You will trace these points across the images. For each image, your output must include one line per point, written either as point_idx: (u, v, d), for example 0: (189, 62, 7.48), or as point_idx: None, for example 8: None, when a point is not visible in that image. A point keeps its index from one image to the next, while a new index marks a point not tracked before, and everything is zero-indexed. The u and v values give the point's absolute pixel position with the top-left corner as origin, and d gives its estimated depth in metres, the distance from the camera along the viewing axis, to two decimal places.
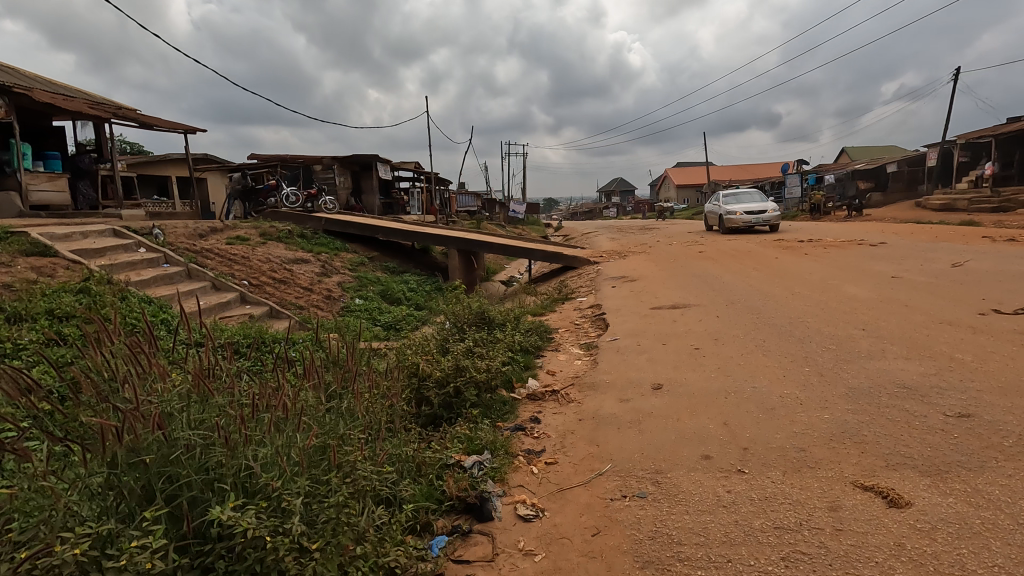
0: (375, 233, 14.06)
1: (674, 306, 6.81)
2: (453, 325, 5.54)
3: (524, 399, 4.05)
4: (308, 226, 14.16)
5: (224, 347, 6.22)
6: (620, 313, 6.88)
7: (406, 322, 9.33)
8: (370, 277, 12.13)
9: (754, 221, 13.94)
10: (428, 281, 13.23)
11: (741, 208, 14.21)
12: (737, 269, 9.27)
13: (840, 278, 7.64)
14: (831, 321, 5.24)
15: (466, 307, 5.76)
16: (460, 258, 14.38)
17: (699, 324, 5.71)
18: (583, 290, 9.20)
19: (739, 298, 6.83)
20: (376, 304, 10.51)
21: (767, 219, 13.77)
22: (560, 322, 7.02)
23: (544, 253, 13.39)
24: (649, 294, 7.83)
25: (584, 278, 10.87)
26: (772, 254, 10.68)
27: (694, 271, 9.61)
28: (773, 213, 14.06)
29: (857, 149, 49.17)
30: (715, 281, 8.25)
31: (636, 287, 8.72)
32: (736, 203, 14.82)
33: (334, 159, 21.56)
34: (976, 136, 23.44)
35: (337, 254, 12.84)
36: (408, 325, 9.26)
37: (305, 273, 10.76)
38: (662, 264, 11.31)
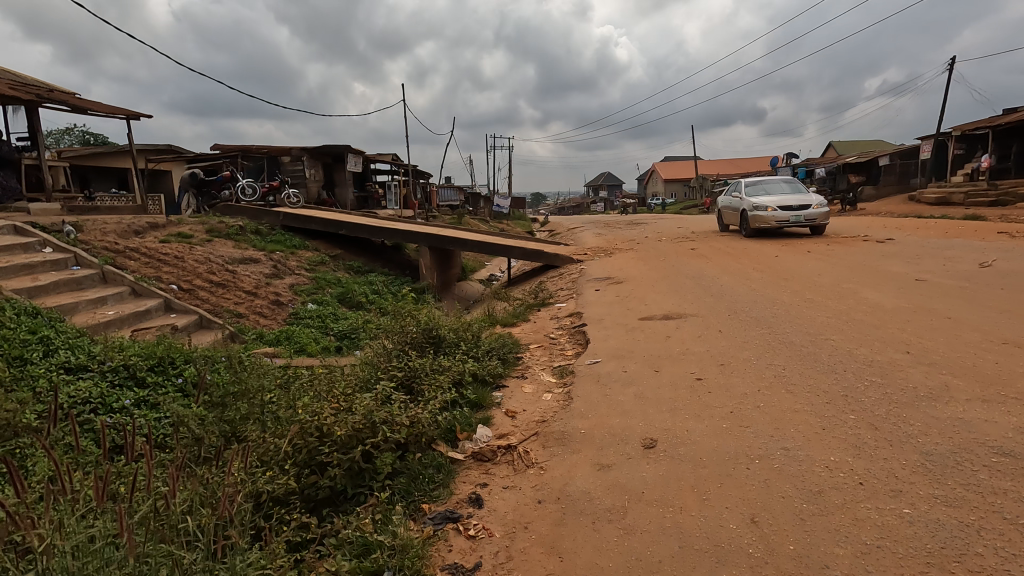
0: (339, 229, 12.85)
1: (668, 317, 5.74)
2: (388, 348, 4.45)
3: (467, 458, 2.99)
4: (265, 222, 12.94)
5: (118, 371, 5.07)
6: (604, 325, 5.81)
7: (359, 332, 8.19)
8: (329, 279, 10.97)
9: (790, 221, 11.02)
10: (396, 282, 12.10)
11: (774, 201, 11.35)
12: (736, 269, 8.26)
13: (856, 281, 6.64)
14: (865, 340, 4.21)
15: (411, 324, 4.66)
16: (432, 257, 13.22)
17: (700, 341, 4.66)
18: (562, 295, 8.13)
19: (744, 306, 5.80)
20: (332, 308, 9.39)
21: (807, 217, 10.90)
22: (532, 336, 5.93)
23: (524, 251, 12.30)
24: (637, 300, 6.78)
25: (564, 279, 9.81)
26: (769, 251, 9.74)
27: (687, 272, 8.59)
28: (817, 210, 11.11)
29: (845, 144, 48.82)
30: (712, 284, 7.23)
31: (623, 291, 7.64)
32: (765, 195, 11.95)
33: (304, 150, 20.23)
34: (971, 128, 22.77)
35: (294, 252, 11.65)
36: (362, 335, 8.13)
37: (251, 274, 9.52)
38: (651, 263, 10.26)
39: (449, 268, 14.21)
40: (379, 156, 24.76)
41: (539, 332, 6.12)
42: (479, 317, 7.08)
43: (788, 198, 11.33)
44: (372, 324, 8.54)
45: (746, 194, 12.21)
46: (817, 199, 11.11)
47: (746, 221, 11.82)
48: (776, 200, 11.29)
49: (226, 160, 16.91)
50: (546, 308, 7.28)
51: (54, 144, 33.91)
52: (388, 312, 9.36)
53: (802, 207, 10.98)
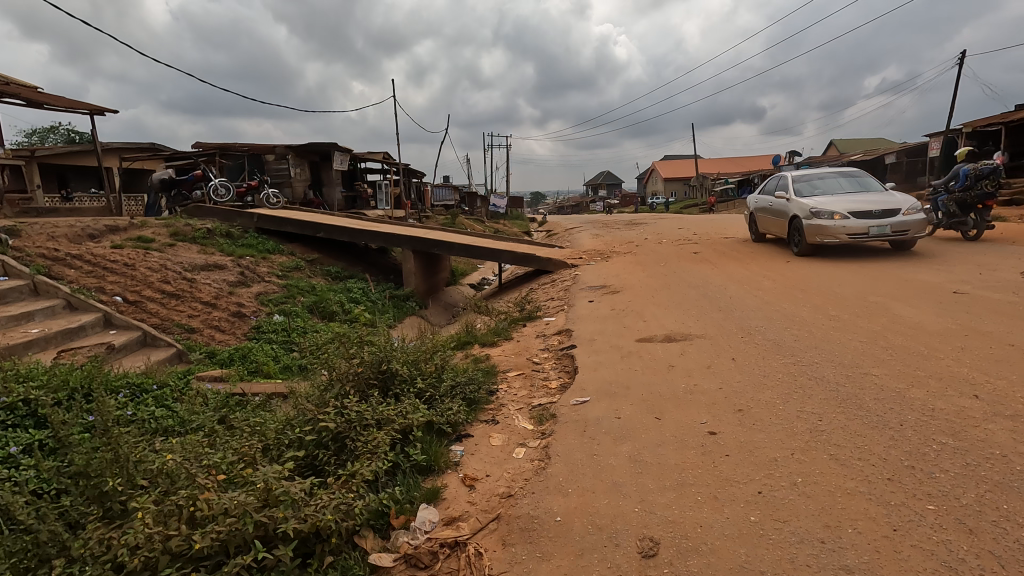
0: (316, 232, 12.00)
1: (671, 338, 4.90)
2: (328, 387, 3.64)
3: (397, 563, 2.20)
4: (237, 224, 12.09)
5: (14, 408, 4.24)
6: (595, 348, 4.97)
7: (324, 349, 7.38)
8: (302, 286, 10.14)
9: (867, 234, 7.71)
10: (377, 290, 11.29)
11: (842, 204, 8.06)
12: (744, 278, 7.46)
13: (884, 293, 5.82)
14: (915, 378, 3.40)
15: (359, 355, 3.80)
16: (417, 260, 12.32)
17: (712, 375, 3.83)
18: (551, 307, 7.29)
19: (761, 326, 4.97)
20: (301, 321, 8.54)
21: (891, 228, 7.64)
22: (512, 361, 5.10)
23: (514, 255, 11.48)
24: (634, 315, 5.94)
25: (556, 287, 9.00)
26: (778, 256, 8.94)
27: (690, 281, 7.78)
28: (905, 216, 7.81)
29: (848, 142, 48.05)
30: (718, 297, 6.40)
31: (619, 303, 6.80)
32: (823, 195, 8.65)
33: (288, 148, 19.42)
34: (984, 124, 21.93)
35: (266, 257, 10.81)
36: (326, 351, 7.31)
37: (211, 282, 8.68)
38: (650, 269, 9.44)
39: (436, 273, 13.35)
40: (369, 154, 23.90)
41: (520, 355, 5.28)
42: (453, 337, 6.26)
43: (864, 198, 8.03)
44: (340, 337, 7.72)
45: (796, 194, 8.89)
46: (906, 202, 7.84)
47: (798, 231, 8.49)
48: (847, 203, 7.97)
49: (204, 158, 16.14)
50: (531, 323, 6.46)
51: (40, 143, 33.12)
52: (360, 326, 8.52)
53: (884, 212, 7.74)
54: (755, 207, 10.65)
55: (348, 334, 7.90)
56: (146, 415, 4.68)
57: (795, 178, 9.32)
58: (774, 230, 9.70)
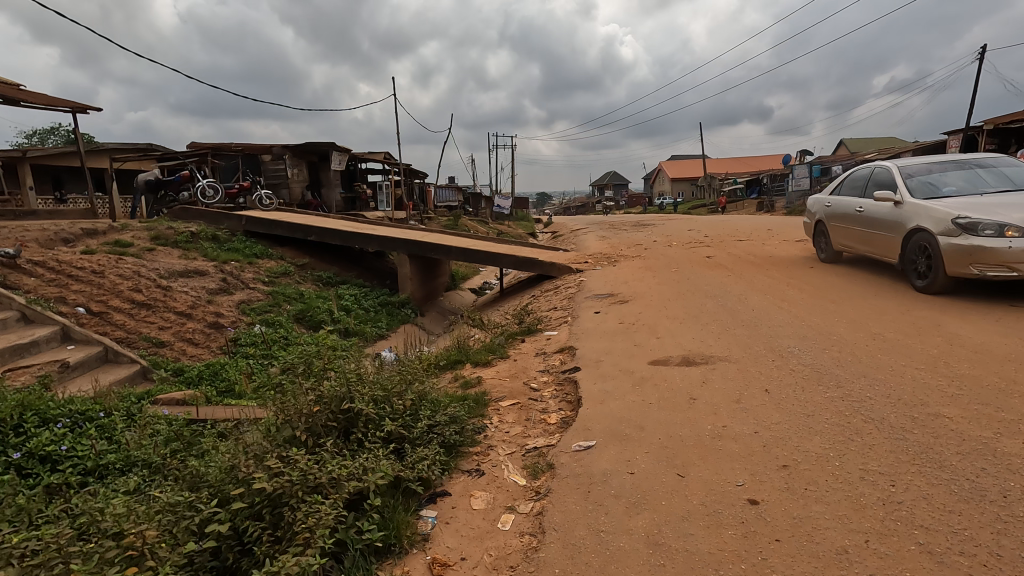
0: (307, 235, 11.39)
1: (691, 361, 4.23)
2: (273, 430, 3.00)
3: None
4: (224, 227, 11.49)
5: None
6: (601, 372, 4.32)
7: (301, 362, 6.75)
8: (289, 293, 9.54)
9: None
10: (370, 296, 10.67)
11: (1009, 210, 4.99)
12: (765, 287, 6.82)
13: (929, 305, 5.15)
14: (1001, 423, 2.74)
15: (316, 389, 3.17)
16: (413, 265, 11.66)
17: (745, 414, 3.16)
18: (553, 320, 6.63)
19: (794, 347, 4.31)
20: (284, 332, 7.94)
21: None
22: (506, 385, 4.45)
23: (515, 260, 10.86)
24: (647, 331, 5.27)
25: (559, 295, 8.36)
26: (800, 264, 8.26)
27: (705, 289, 7.13)
28: None
29: (859, 141, 47.14)
30: (739, 309, 5.73)
31: (628, 316, 6.13)
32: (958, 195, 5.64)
33: (285, 147, 18.99)
34: (1006, 120, 21.10)
35: (252, 262, 10.23)
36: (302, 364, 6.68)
37: (189, 290, 8.07)
38: (661, 275, 8.77)
39: (434, 278, 12.72)
40: (369, 154, 23.32)
41: (515, 378, 4.63)
42: (443, 355, 5.60)
43: None
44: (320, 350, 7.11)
45: (911, 196, 5.87)
46: None
47: (926, 253, 5.47)
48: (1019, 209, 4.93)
49: (197, 158, 15.65)
50: (530, 339, 5.80)
51: (40, 144, 32.83)
52: (344, 344, 7.91)
53: None
54: (825, 212, 7.63)
55: (333, 350, 7.31)
56: (81, 451, 4.07)
57: (901, 172, 6.26)
58: (864, 247, 6.69)
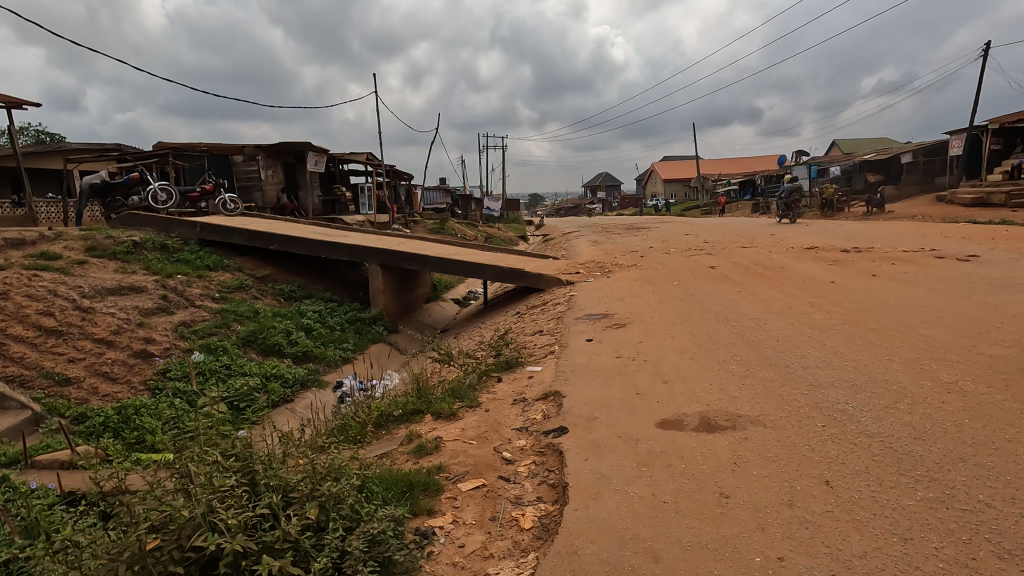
0: (269, 244, 10.28)
1: (714, 426, 3.20)
2: (69, 571, 1.97)
3: None
4: (176, 235, 10.37)
5: None
6: (593, 438, 3.28)
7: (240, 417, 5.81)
8: (241, 310, 8.43)
9: None
10: (337, 312, 9.59)
11: None
12: (786, 309, 5.83)
13: (999, 339, 4.19)
14: None
15: (158, 511, 2.09)
16: (387, 276, 10.50)
17: (808, 534, 2.15)
18: (537, 352, 5.58)
19: (848, 405, 3.29)
20: (227, 360, 6.84)
21: None
22: (470, 454, 3.40)
23: (499, 271, 9.84)
24: (651, 374, 4.23)
25: (546, 316, 7.35)
26: (818, 280, 7.27)
27: (714, 310, 6.14)
28: None
29: (852, 142, 46.75)
30: (762, 342, 4.71)
31: (626, 349, 5.09)
32: None
33: (258, 147, 17.82)
34: (1013, 119, 20.37)
35: (202, 275, 9.10)
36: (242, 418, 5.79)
37: (116, 311, 6.95)
38: (661, 290, 7.76)
39: (412, 290, 11.65)
40: (349, 155, 22.19)
41: (483, 441, 3.60)
42: (398, 401, 4.56)
43: None
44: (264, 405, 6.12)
45: None
46: None
47: None
48: None
49: (158, 157, 14.60)
50: (507, 379, 4.75)
51: None
52: (296, 383, 6.88)
53: None
54: None
55: (271, 402, 6.30)
56: None
57: None
58: None
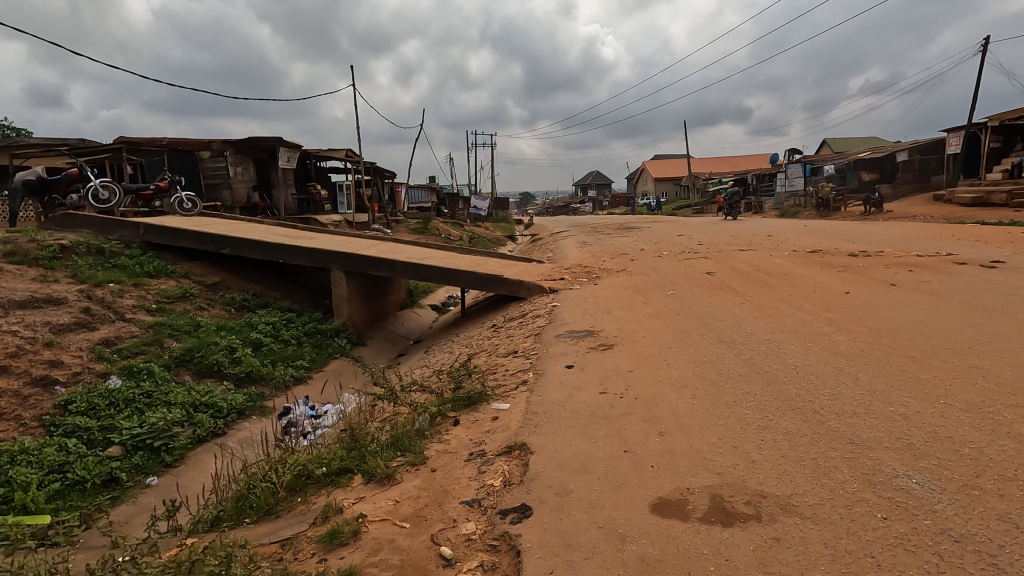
0: (220, 248, 9.28)
1: (733, 515, 2.30)
2: None
3: None
4: (117, 238, 9.35)
5: None
6: (565, 532, 2.37)
7: (149, 465, 4.84)
8: (180, 323, 7.44)
9: None
10: (295, 323, 8.63)
11: None
12: (799, 328, 4.99)
13: None
14: None
15: None
16: (352, 283, 9.46)
17: None
18: (507, 382, 4.66)
19: (912, 481, 2.41)
20: (148, 385, 5.85)
21: None
22: (397, 549, 2.48)
23: (475, 277, 8.92)
24: (643, 423, 3.34)
25: (523, 332, 6.44)
26: (831, 291, 6.43)
27: (716, 328, 5.27)
28: None
29: (842, 142, 46.35)
30: (779, 375, 3.83)
31: (613, 381, 4.18)
32: None
33: (226, 143, 16.77)
34: (1013, 116, 19.75)
35: (140, 283, 8.10)
36: (150, 469, 4.80)
37: (20, 330, 5.97)
38: (654, 301, 6.90)
39: (383, 297, 10.69)
40: (326, 151, 21.15)
41: (419, 523, 2.68)
42: (325, 452, 3.60)
43: None
44: (185, 443, 5.17)
45: None
46: None
47: None
48: None
49: (106, 152, 13.60)
50: (465, 423, 3.83)
51: None
52: (231, 413, 5.90)
53: None
54: None
55: (192, 443, 5.26)
56: None
57: None
58: None
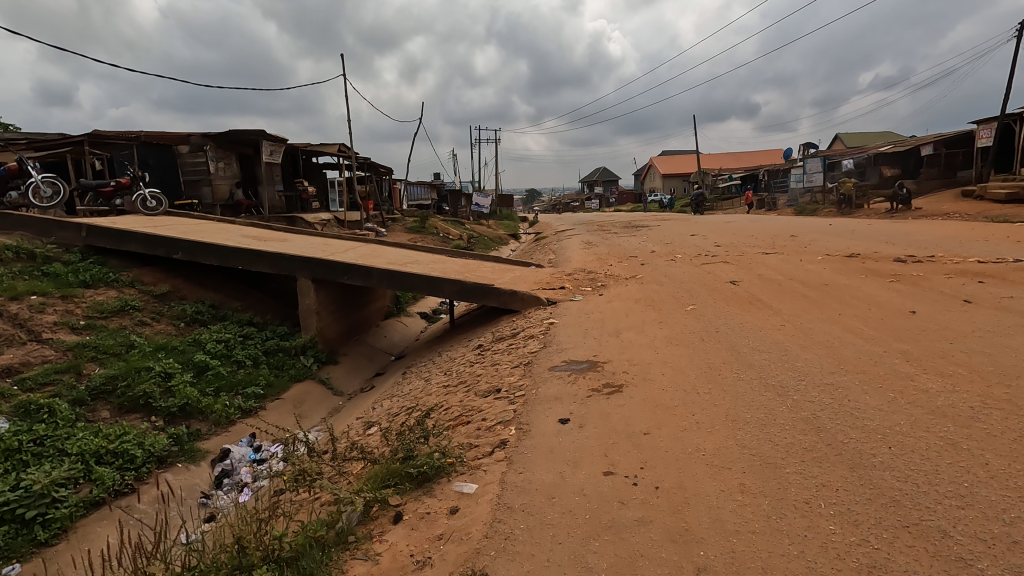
0: (172, 252, 8.15)
1: None
2: None
3: None
4: (56, 241, 8.25)
5: None
6: None
7: (13, 546, 3.72)
8: (110, 342, 6.29)
9: None
10: (254, 340, 7.48)
11: None
12: (869, 368, 3.76)
13: None
14: None
15: None
16: (324, 292, 8.30)
17: None
18: (479, 444, 3.46)
19: None
20: (44, 427, 4.70)
21: None
22: None
23: (462, 286, 7.74)
24: (672, 544, 2.17)
25: (512, 360, 5.26)
26: (891, 309, 5.21)
27: (757, 364, 4.07)
28: None
29: (857, 136, 44.73)
30: (866, 458, 2.63)
31: (623, 451, 3.01)
32: None
33: (205, 136, 15.62)
34: None
35: (71, 293, 6.98)
36: (13, 552, 3.69)
37: None
38: (673, 318, 5.70)
39: (364, 306, 9.53)
40: (317, 146, 20.02)
41: None
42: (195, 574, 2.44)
43: None
44: (69, 511, 4.05)
45: None
46: None
47: None
48: None
49: (67, 146, 12.53)
50: (411, 521, 2.68)
51: None
52: (146, 464, 4.77)
53: None
54: None
55: (76, 510, 4.11)
56: None
57: None
58: None
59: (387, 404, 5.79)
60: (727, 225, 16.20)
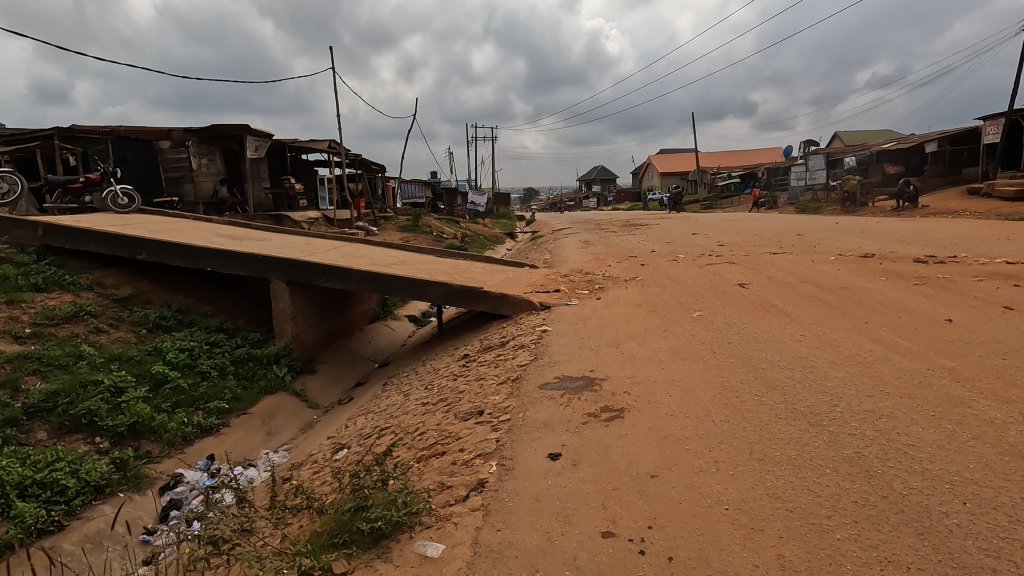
0: (136, 253, 7.54)
1: None
2: None
3: None
4: (11, 240, 7.65)
5: None
6: None
7: None
8: (56, 352, 5.68)
9: None
10: (221, 348, 6.88)
11: None
12: (914, 392, 3.19)
13: None
14: None
15: None
16: (300, 296, 7.69)
17: None
18: (451, 487, 2.86)
19: None
20: None
21: None
22: None
23: (448, 289, 7.16)
24: None
25: (499, 375, 4.66)
26: (924, 317, 4.64)
27: (781, 384, 3.48)
28: None
29: (856, 134, 44.14)
30: (936, 519, 2.07)
31: (626, 502, 2.43)
32: None
33: (187, 131, 14.99)
34: None
35: (19, 298, 6.38)
36: None
37: None
38: (679, 327, 5.12)
39: (346, 310, 8.94)
40: (305, 142, 19.39)
41: None
42: None
43: None
44: None
45: None
46: None
47: None
48: None
49: (37, 141, 11.93)
50: None
51: None
52: (79, 496, 4.19)
53: None
54: None
55: None
56: None
57: None
58: None
59: (361, 423, 5.20)
60: (729, 224, 15.58)
